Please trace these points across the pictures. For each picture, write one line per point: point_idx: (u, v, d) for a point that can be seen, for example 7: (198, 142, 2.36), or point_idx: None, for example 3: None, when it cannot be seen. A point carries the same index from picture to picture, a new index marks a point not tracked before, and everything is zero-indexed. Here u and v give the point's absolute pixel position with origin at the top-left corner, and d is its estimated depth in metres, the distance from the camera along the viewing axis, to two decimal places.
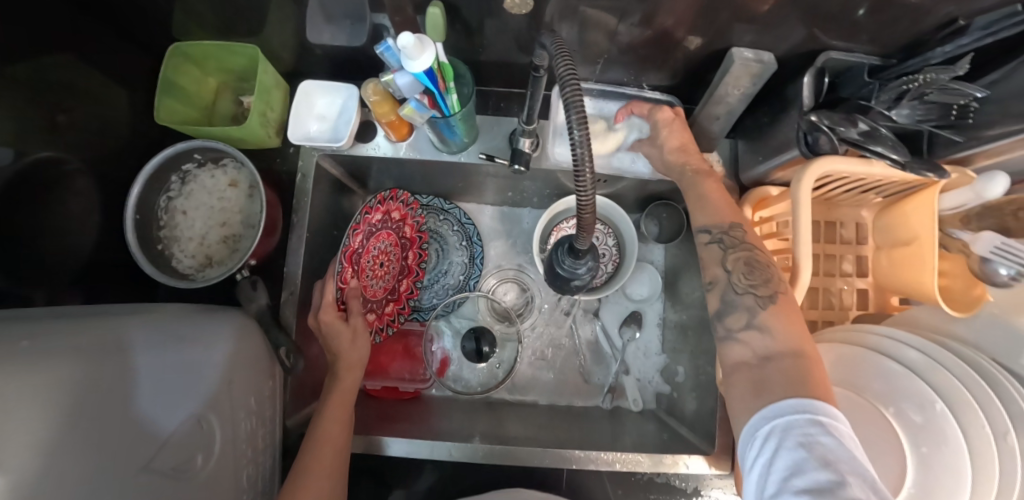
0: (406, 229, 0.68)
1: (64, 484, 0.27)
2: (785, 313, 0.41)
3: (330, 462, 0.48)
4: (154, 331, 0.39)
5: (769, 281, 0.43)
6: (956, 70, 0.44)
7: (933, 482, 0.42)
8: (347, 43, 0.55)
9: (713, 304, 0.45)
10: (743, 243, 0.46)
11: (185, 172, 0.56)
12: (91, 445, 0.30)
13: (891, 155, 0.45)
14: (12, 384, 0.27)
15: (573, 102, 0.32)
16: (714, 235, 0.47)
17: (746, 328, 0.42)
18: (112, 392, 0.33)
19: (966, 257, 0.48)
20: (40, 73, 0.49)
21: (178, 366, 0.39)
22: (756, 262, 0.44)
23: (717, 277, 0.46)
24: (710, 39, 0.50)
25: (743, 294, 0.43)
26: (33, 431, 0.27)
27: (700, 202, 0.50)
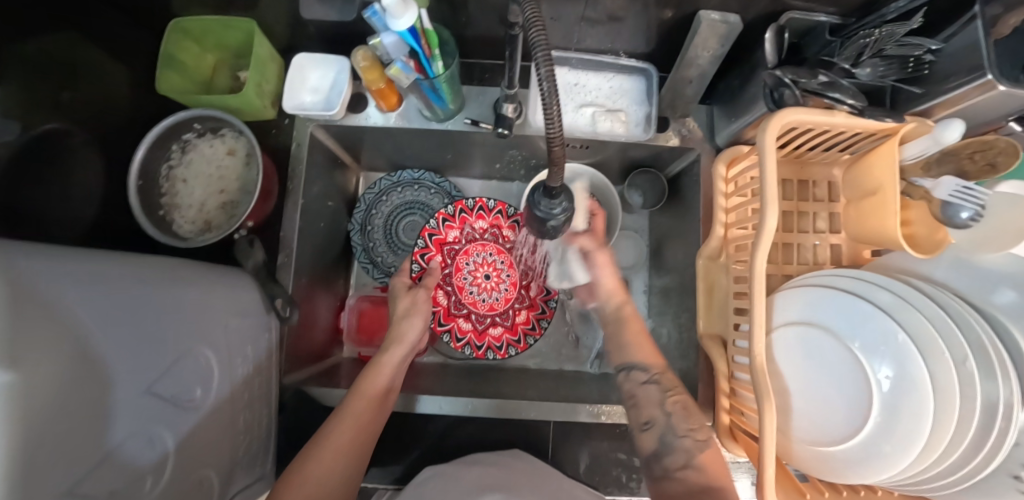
0: (530, 260, 0.73)
1: (72, 401, 0.30)
2: (713, 455, 0.49)
3: (362, 419, 0.50)
4: (82, 265, 0.35)
5: (702, 423, 0.51)
6: (910, 25, 0.46)
7: (897, 405, 0.45)
8: (338, 18, 0.58)
9: (649, 446, 0.51)
10: (675, 386, 0.53)
11: (185, 141, 0.59)
12: (96, 368, 0.33)
13: (848, 101, 0.48)
14: (26, 318, 0.28)
15: (538, 43, 0.34)
16: (651, 377, 0.54)
17: (684, 468, 0.48)
18: (102, 323, 0.34)
19: (927, 203, 0.50)
20: (43, 50, 0.52)
21: (128, 301, 0.37)
22: (689, 408, 0.52)
23: (655, 418, 0.51)
24: (678, 5, 0.53)
25: (682, 438, 0.50)
26: (54, 354, 0.29)
27: (622, 348, 0.58)
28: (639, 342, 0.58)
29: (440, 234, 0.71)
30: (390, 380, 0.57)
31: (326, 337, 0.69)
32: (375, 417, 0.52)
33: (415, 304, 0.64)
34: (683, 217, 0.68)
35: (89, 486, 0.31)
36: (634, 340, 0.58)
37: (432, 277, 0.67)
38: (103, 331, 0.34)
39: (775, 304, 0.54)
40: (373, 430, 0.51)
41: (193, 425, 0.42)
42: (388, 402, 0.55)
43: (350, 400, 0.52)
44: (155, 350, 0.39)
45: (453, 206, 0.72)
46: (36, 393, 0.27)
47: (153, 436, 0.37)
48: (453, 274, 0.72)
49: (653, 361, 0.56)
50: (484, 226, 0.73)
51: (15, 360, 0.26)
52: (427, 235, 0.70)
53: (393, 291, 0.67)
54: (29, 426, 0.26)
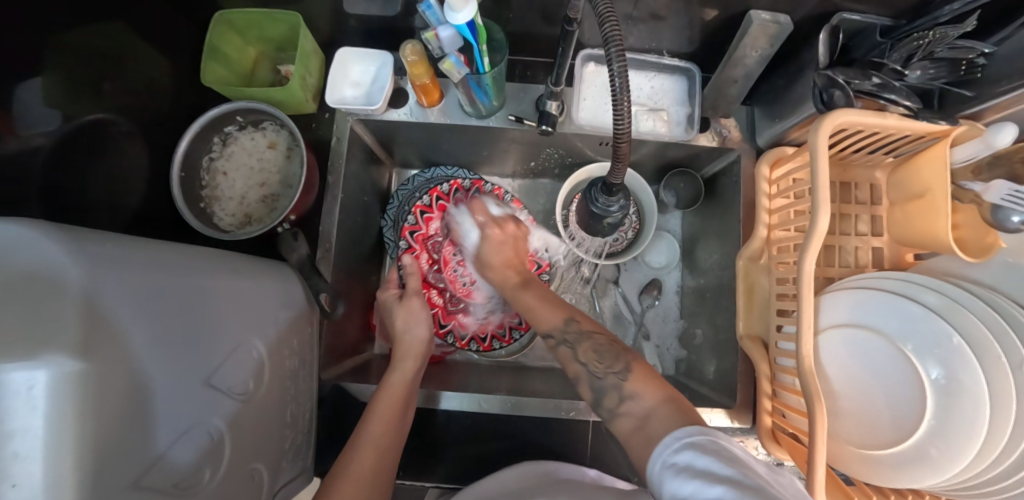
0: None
1: (134, 392, 0.30)
2: (640, 375, 0.47)
3: (382, 442, 0.49)
4: (153, 253, 0.36)
5: (618, 357, 0.50)
6: (964, 27, 0.45)
7: (950, 411, 0.44)
8: (380, 13, 0.58)
9: (588, 396, 0.49)
10: (580, 335, 0.53)
11: (226, 134, 0.59)
12: (158, 361, 0.32)
13: (905, 102, 0.48)
14: (98, 306, 0.28)
15: (612, 37, 0.34)
16: (567, 328, 0.54)
17: (622, 402, 0.46)
18: (166, 313, 0.34)
19: (977, 206, 0.49)
20: (86, 40, 0.51)
21: (191, 288, 0.37)
22: (603, 347, 0.51)
23: (578, 373, 0.51)
24: (725, 6, 0.53)
25: (604, 377, 0.48)
26: (119, 346, 0.29)
27: (529, 313, 0.59)
28: (537, 305, 0.59)
29: (423, 229, 0.74)
30: (405, 399, 0.55)
31: (360, 332, 0.69)
32: (394, 439, 0.50)
33: (411, 314, 0.64)
34: (722, 217, 0.68)
35: (154, 477, 0.31)
36: (536, 302, 0.59)
37: (411, 278, 0.66)
38: (168, 322, 0.34)
39: (823, 305, 0.54)
40: (393, 452, 0.50)
41: (245, 417, 0.42)
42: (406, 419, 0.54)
43: (366, 425, 0.50)
44: (211, 342, 0.38)
45: (430, 196, 0.74)
46: (107, 380, 0.27)
47: (210, 429, 0.37)
48: (440, 270, 0.74)
49: (559, 312, 0.56)
50: (463, 210, 0.75)
51: (86, 350, 0.26)
52: (408, 234, 0.73)
53: (386, 304, 0.67)
54: (100, 413, 0.27)
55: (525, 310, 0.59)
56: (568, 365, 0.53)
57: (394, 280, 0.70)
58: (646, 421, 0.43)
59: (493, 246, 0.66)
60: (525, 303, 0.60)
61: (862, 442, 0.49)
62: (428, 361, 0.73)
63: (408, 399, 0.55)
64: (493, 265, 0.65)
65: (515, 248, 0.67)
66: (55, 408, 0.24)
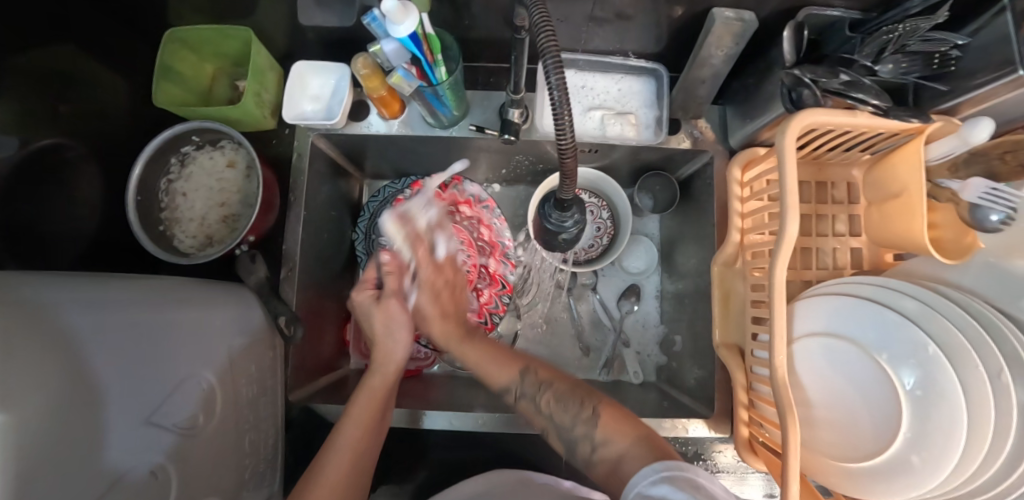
0: (485, 234, 0.71)
1: (61, 442, 0.28)
2: (611, 420, 0.47)
3: (355, 450, 0.47)
4: (81, 292, 0.35)
5: (585, 405, 0.49)
6: (935, 19, 0.43)
7: (929, 420, 0.43)
8: (337, 24, 0.57)
9: (560, 445, 0.50)
10: (540, 387, 0.52)
11: (183, 154, 0.58)
12: (86, 408, 0.31)
13: (873, 102, 0.46)
14: (12, 357, 0.26)
15: (549, 50, 0.32)
16: (525, 384, 0.53)
17: (595, 450, 0.46)
18: (96, 356, 0.32)
19: (955, 205, 0.47)
20: (39, 62, 0.50)
21: (126, 326, 0.36)
22: (565, 397, 0.51)
23: (547, 426, 0.51)
24: (691, 3, 0.51)
25: (576, 429, 0.48)
26: (41, 397, 0.27)
27: (482, 368, 0.56)
28: (486, 363, 0.56)
29: (401, 217, 0.64)
30: (384, 405, 0.53)
31: (334, 349, 0.68)
32: (368, 448, 0.49)
33: (390, 317, 0.54)
34: (697, 221, 0.66)
35: None
36: (483, 360, 0.56)
37: (392, 281, 0.55)
38: (96, 366, 0.32)
39: (798, 313, 0.52)
40: (366, 461, 0.48)
41: (197, 451, 0.41)
42: (383, 424, 0.52)
43: (339, 434, 0.48)
44: (153, 379, 0.37)
45: (411, 189, 0.68)
46: (32, 430, 0.26)
47: (153, 468, 0.36)
48: None
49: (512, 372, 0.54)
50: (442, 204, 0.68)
51: (5, 400, 0.25)
52: (387, 223, 0.64)
53: (360, 307, 0.56)
54: (27, 464, 0.25)
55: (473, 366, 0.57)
56: (534, 419, 0.52)
57: (371, 278, 0.57)
58: (621, 463, 0.43)
59: (429, 293, 0.59)
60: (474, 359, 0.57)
61: (842, 454, 0.47)
62: (403, 376, 0.71)
63: (386, 400, 0.53)
64: (429, 316, 0.58)
65: (451, 294, 0.61)
66: None
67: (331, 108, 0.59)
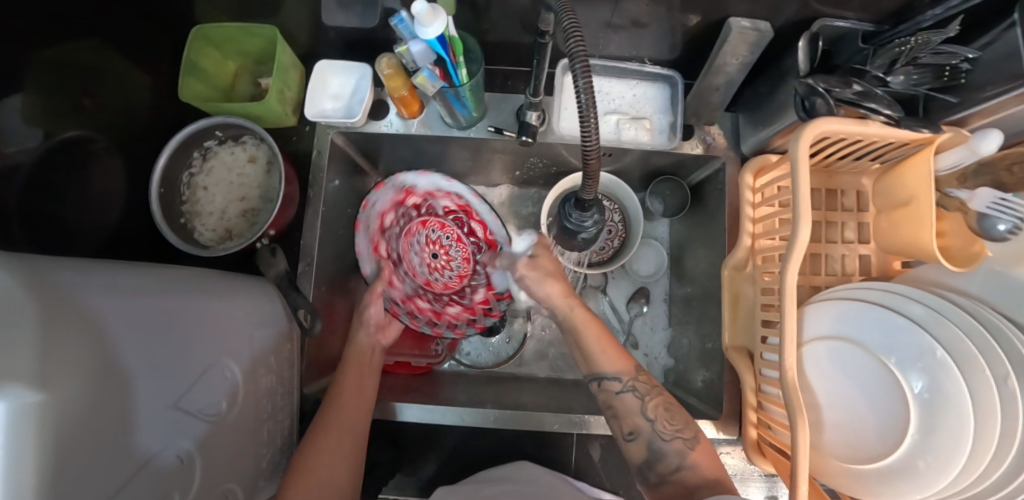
0: (388, 220, 0.64)
1: (93, 424, 0.29)
2: (703, 449, 0.49)
3: (348, 410, 0.52)
4: (115, 278, 0.35)
5: (688, 423, 0.50)
6: (948, 33, 0.45)
7: (936, 422, 0.44)
8: (359, 25, 0.58)
9: (641, 454, 0.49)
10: (652, 389, 0.52)
11: (206, 149, 0.59)
12: (117, 392, 0.32)
13: (885, 111, 0.47)
14: (53, 340, 0.27)
15: (577, 55, 0.33)
16: (626, 385, 0.51)
17: (679, 470, 0.47)
18: (127, 341, 0.33)
19: (964, 215, 0.48)
20: (66, 55, 0.51)
21: (155, 313, 0.37)
22: (673, 407, 0.51)
23: (640, 427, 0.50)
24: (707, 13, 0.52)
25: (671, 441, 0.49)
26: (77, 379, 0.28)
27: (592, 350, 0.54)
28: (598, 347, 0.54)
29: (440, 314, 0.66)
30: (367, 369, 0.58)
31: (345, 345, 0.69)
32: (359, 415, 0.53)
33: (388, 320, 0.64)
34: (707, 226, 0.67)
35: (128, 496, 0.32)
36: (597, 344, 0.54)
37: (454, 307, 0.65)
38: (126, 352, 0.33)
39: (807, 316, 0.53)
40: (360, 423, 0.52)
41: (218, 438, 0.42)
42: (368, 386, 0.57)
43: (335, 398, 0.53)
44: (179, 367, 0.38)
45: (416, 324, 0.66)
46: (70, 411, 0.27)
47: (178, 452, 0.37)
48: (451, 288, 0.67)
49: (623, 366, 0.53)
50: (398, 283, 0.65)
51: (44, 381, 0.26)
52: (473, 325, 0.66)
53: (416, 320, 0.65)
54: (63, 440, 0.26)
55: (583, 348, 0.55)
56: (627, 418, 0.51)
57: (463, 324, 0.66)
58: (696, 492, 0.45)
59: (538, 283, 0.58)
60: (588, 340, 0.54)
61: (848, 456, 0.48)
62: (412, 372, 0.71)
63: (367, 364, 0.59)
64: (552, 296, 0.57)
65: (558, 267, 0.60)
66: (15, 445, 0.23)
67: (353, 107, 0.60)
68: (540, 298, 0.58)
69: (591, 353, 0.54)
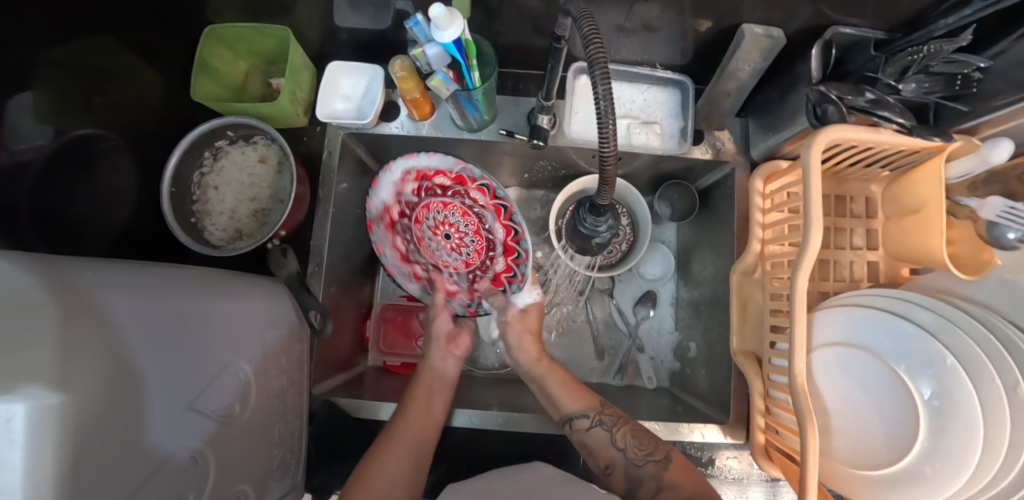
0: (397, 241, 0.66)
1: (110, 424, 0.29)
2: (678, 467, 0.50)
3: (410, 434, 0.53)
4: (132, 278, 0.35)
5: (654, 448, 0.52)
6: (959, 42, 0.44)
7: (945, 429, 0.44)
8: (371, 27, 0.58)
9: (621, 486, 0.51)
10: (614, 420, 0.55)
11: (217, 148, 0.59)
12: (134, 392, 0.32)
13: (897, 119, 0.47)
14: (73, 340, 0.27)
15: (596, 62, 0.33)
16: (594, 420, 0.55)
17: (658, 493, 0.49)
18: (144, 341, 0.33)
19: (973, 222, 0.49)
20: (79, 53, 0.51)
21: (171, 313, 0.37)
22: (641, 434, 0.53)
23: (613, 459, 0.52)
24: (719, 18, 0.53)
25: (643, 465, 0.51)
26: (97, 379, 0.28)
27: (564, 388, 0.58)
28: (562, 389, 0.59)
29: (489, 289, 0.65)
30: (438, 389, 0.59)
31: (353, 345, 0.69)
32: (423, 434, 0.54)
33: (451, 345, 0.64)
34: (716, 230, 0.68)
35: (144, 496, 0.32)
36: (559, 387, 0.59)
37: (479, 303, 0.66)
38: (143, 352, 0.33)
39: (816, 322, 0.53)
40: (426, 447, 0.53)
41: (230, 439, 0.42)
42: (435, 408, 0.57)
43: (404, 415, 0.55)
44: (193, 367, 0.38)
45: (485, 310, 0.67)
46: (89, 412, 0.27)
47: (192, 452, 0.37)
48: (479, 255, 0.64)
49: (589, 402, 0.57)
50: (447, 280, 0.66)
51: (65, 382, 0.26)
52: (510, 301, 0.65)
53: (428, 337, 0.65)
54: (82, 441, 0.26)
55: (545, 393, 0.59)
56: (602, 450, 0.53)
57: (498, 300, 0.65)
58: None
59: (516, 336, 0.63)
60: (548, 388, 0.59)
61: (857, 462, 0.48)
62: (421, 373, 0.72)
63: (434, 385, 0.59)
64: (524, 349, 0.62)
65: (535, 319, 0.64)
66: (35, 447, 0.23)
67: (365, 108, 0.60)
68: (512, 349, 0.64)
69: (556, 397, 0.58)
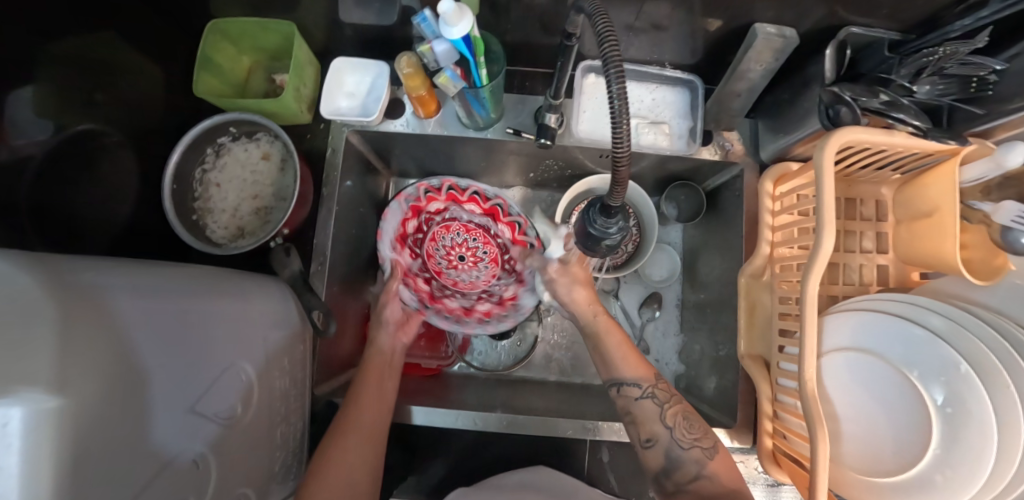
0: (441, 302, 0.67)
1: (111, 429, 0.28)
2: (722, 458, 0.48)
3: (365, 421, 0.52)
4: (136, 278, 0.35)
5: (703, 433, 0.49)
6: (975, 43, 0.43)
7: (959, 438, 0.43)
8: (377, 22, 0.57)
9: (658, 463, 0.49)
10: (671, 397, 0.51)
11: (219, 145, 0.58)
12: (136, 395, 0.31)
13: (913, 122, 0.46)
14: (74, 342, 0.26)
15: (612, 59, 0.33)
16: (645, 391, 0.52)
17: (697, 479, 0.47)
18: (146, 344, 0.32)
19: (987, 227, 0.48)
20: (79, 47, 0.50)
21: (174, 314, 0.36)
22: (691, 415, 0.50)
23: (657, 435, 0.50)
24: (731, 18, 0.52)
25: (689, 450, 0.48)
26: (98, 382, 0.27)
27: (621, 356, 0.54)
28: (624, 351, 0.55)
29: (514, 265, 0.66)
30: (387, 374, 0.58)
31: (355, 345, 0.68)
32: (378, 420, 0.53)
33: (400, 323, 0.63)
34: (723, 232, 0.67)
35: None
36: (617, 350, 0.55)
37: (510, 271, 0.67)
38: (146, 356, 0.32)
39: (826, 326, 0.53)
40: (382, 430, 0.53)
41: (232, 441, 0.41)
42: (388, 391, 0.56)
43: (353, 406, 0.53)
44: (196, 369, 0.37)
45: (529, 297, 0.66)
46: (90, 416, 0.26)
47: (194, 456, 0.36)
48: (488, 245, 0.67)
49: (642, 372, 0.53)
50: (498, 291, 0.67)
51: (66, 386, 0.25)
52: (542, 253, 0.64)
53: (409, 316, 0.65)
54: (82, 447, 0.26)
55: (602, 357, 0.56)
56: (647, 424, 0.50)
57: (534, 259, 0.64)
58: None
59: (566, 289, 0.60)
60: (613, 347, 0.55)
61: (866, 468, 0.48)
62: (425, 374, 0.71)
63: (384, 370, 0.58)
64: (581, 301, 0.59)
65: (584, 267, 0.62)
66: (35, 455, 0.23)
67: (370, 105, 0.59)
68: (567, 305, 0.60)
69: (612, 358, 0.55)
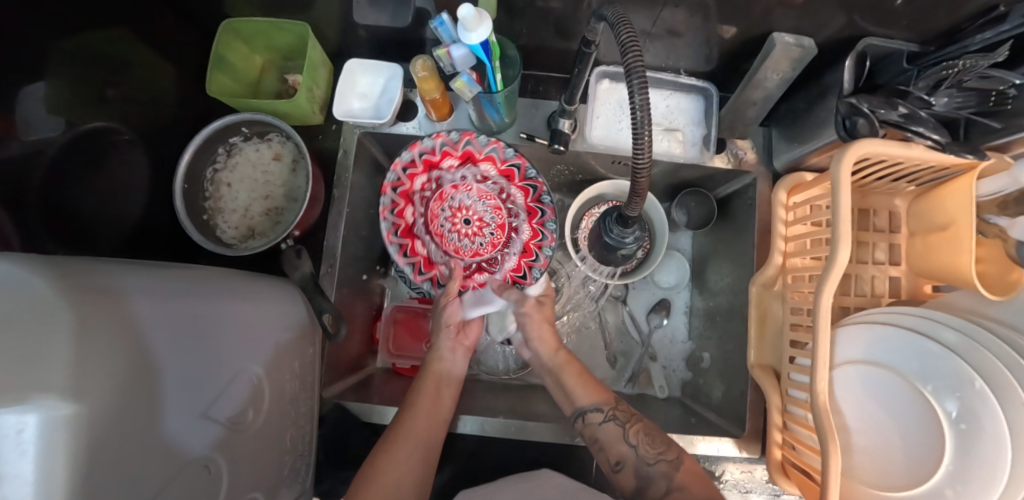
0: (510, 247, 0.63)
1: (125, 435, 0.28)
2: (689, 469, 0.47)
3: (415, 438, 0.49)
4: (147, 280, 0.34)
5: (670, 445, 0.49)
6: (996, 57, 0.43)
7: (971, 454, 0.43)
8: (390, 24, 0.57)
9: (630, 483, 0.48)
10: (629, 416, 0.52)
11: (230, 145, 0.58)
12: (149, 401, 0.31)
13: (931, 136, 0.46)
14: (90, 348, 0.26)
15: (635, 70, 0.32)
16: (607, 414, 0.52)
17: (668, 494, 0.45)
18: (159, 347, 0.32)
19: (1003, 241, 0.49)
20: (92, 44, 0.50)
21: (186, 317, 0.35)
22: (653, 431, 0.50)
23: (624, 456, 0.49)
24: (748, 26, 0.52)
25: (656, 464, 0.47)
26: (112, 388, 0.27)
27: (575, 383, 0.56)
28: (577, 384, 0.56)
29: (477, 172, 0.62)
30: (440, 393, 0.55)
31: (363, 347, 0.68)
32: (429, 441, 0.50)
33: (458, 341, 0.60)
34: (734, 240, 0.67)
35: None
36: (575, 379, 0.56)
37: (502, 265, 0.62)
38: (159, 360, 0.32)
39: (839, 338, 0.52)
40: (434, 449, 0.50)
41: (242, 445, 0.41)
42: (443, 409, 0.54)
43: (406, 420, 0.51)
44: (207, 372, 0.37)
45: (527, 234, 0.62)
46: (105, 423, 0.26)
47: (206, 461, 0.36)
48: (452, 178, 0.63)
49: (602, 397, 0.54)
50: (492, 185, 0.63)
51: (82, 392, 0.24)
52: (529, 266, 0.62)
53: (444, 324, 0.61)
54: (98, 453, 0.25)
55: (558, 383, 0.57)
56: (613, 445, 0.50)
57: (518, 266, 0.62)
58: None
59: (535, 327, 0.60)
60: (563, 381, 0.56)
61: (875, 481, 0.48)
62: None
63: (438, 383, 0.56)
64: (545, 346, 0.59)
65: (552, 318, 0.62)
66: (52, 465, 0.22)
67: (384, 107, 0.59)
68: (530, 341, 0.61)
69: (568, 388, 0.56)
